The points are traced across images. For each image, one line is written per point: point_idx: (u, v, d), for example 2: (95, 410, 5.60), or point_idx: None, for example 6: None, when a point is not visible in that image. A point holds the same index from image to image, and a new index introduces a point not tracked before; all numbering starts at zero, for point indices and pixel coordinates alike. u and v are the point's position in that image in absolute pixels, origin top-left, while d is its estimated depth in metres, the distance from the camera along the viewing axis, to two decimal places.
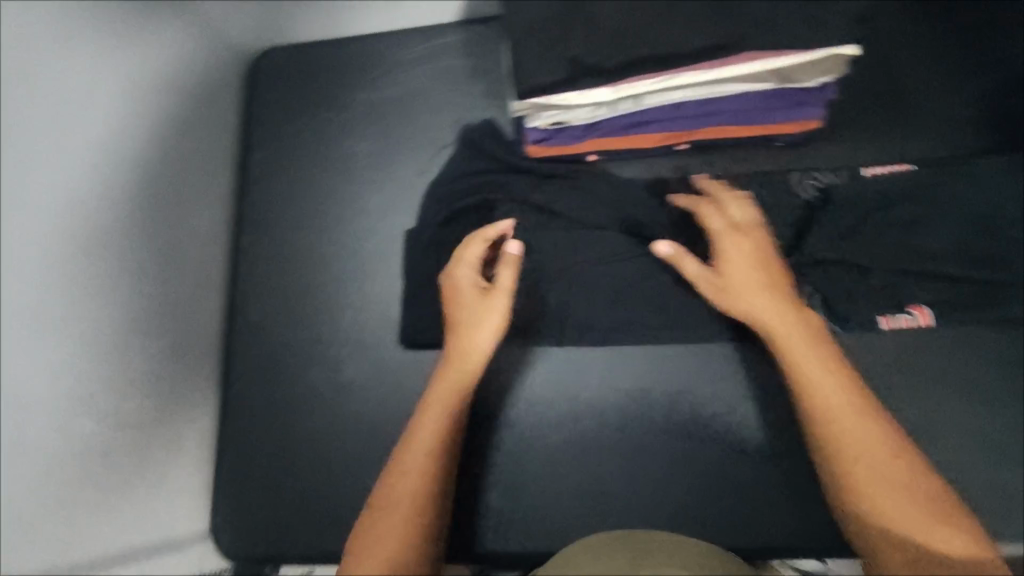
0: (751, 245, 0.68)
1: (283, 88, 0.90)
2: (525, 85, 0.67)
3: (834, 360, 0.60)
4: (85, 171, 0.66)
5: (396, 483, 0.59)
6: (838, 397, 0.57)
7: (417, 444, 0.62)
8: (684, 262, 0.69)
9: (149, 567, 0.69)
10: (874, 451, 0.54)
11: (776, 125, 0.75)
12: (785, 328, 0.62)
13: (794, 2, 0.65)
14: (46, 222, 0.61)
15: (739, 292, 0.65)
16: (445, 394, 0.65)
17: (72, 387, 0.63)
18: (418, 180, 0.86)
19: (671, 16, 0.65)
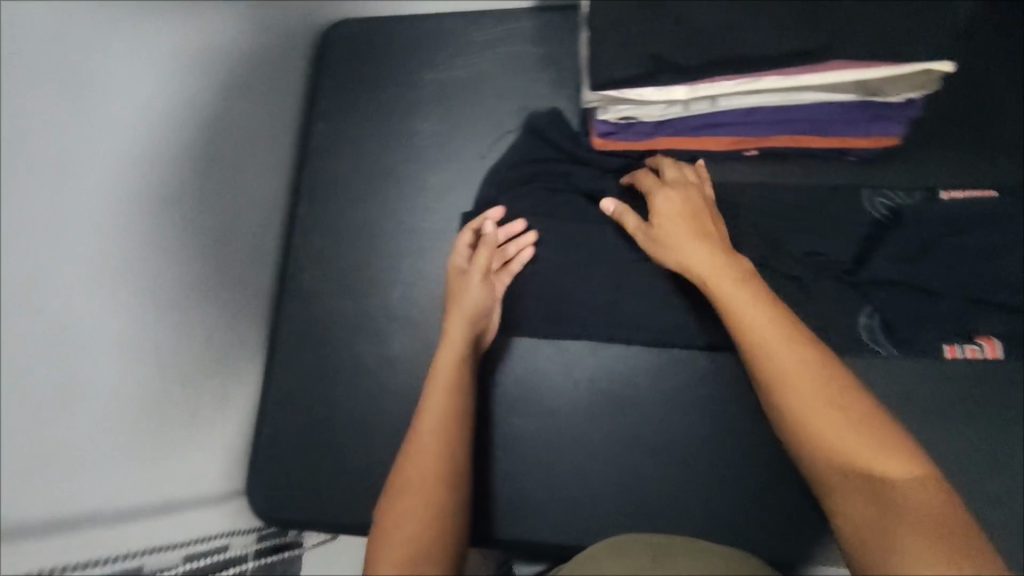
0: (680, 196, 0.67)
1: (352, 61, 0.91)
2: (600, 76, 0.66)
3: (764, 294, 0.57)
4: (155, 122, 0.66)
5: (409, 460, 0.58)
6: (764, 323, 0.54)
7: (427, 420, 0.61)
8: (626, 219, 0.70)
9: (191, 522, 0.69)
10: (809, 380, 0.51)
11: (852, 137, 0.74)
12: (715, 270, 0.59)
13: (887, 12, 0.63)
14: (120, 168, 0.61)
15: (675, 237, 0.63)
16: (448, 372, 0.64)
17: (138, 333, 0.63)
18: (478, 164, 0.86)
19: (760, 18, 0.64)
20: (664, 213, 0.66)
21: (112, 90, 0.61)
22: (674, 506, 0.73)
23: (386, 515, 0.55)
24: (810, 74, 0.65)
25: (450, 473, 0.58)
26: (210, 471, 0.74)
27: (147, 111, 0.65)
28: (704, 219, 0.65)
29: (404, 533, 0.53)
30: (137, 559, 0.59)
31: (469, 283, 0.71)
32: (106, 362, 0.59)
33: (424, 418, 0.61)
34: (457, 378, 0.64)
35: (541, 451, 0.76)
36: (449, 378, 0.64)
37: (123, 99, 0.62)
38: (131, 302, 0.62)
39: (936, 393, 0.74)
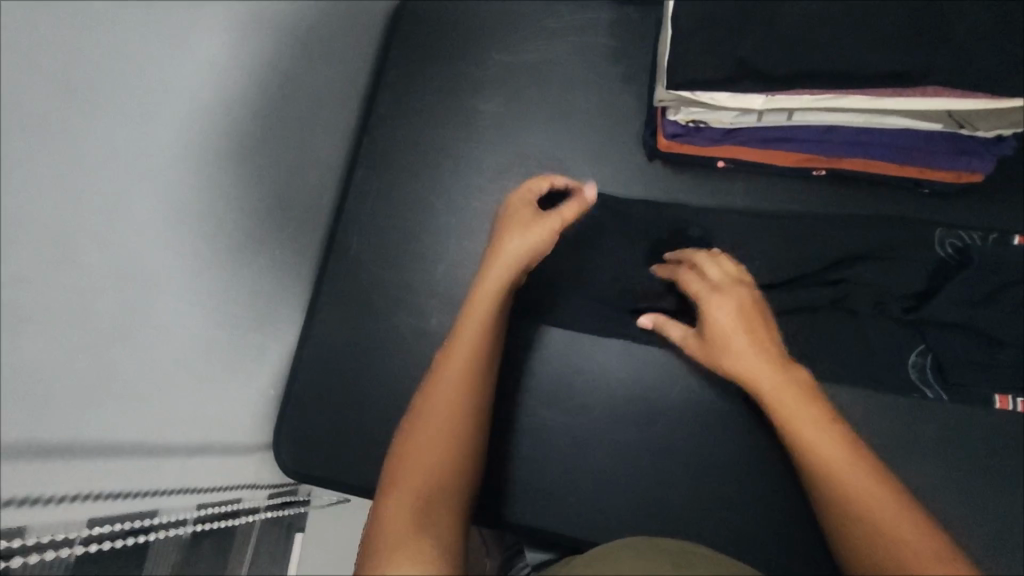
0: (736, 304, 0.60)
1: (428, 34, 0.91)
2: (682, 75, 0.64)
3: (824, 415, 0.53)
4: (265, 72, 0.65)
5: (418, 428, 0.54)
6: (842, 457, 0.51)
7: (443, 385, 0.57)
8: (667, 327, 0.67)
9: (225, 474, 0.69)
10: (878, 503, 0.49)
11: (930, 168, 0.71)
12: (779, 393, 0.55)
13: (994, 42, 0.60)
14: (227, 109, 0.60)
15: (731, 348, 0.58)
16: (469, 341, 0.60)
17: (210, 279, 0.62)
18: (540, 150, 0.85)
19: (857, 33, 0.61)
20: (721, 331, 0.59)
21: (239, 36, 0.60)
22: (695, 519, 0.72)
23: (389, 480, 0.51)
24: (899, 97, 0.62)
25: (464, 442, 0.55)
26: (245, 423, 0.73)
27: (263, 56, 0.64)
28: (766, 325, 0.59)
29: (405, 494, 0.49)
30: (159, 496, 0.58)
31: (547, 227, 0.68)
32: (180, 301, 0.57)
33: (439, 384, 0.57)
34: (480, 347, 0.60)
35: (565, 444, 0.74)
36: (468, 351, 0.59)
37: (246, 45, 0.61)
38: (208, 240, 0.60)
39: (987, 443, 0.71)
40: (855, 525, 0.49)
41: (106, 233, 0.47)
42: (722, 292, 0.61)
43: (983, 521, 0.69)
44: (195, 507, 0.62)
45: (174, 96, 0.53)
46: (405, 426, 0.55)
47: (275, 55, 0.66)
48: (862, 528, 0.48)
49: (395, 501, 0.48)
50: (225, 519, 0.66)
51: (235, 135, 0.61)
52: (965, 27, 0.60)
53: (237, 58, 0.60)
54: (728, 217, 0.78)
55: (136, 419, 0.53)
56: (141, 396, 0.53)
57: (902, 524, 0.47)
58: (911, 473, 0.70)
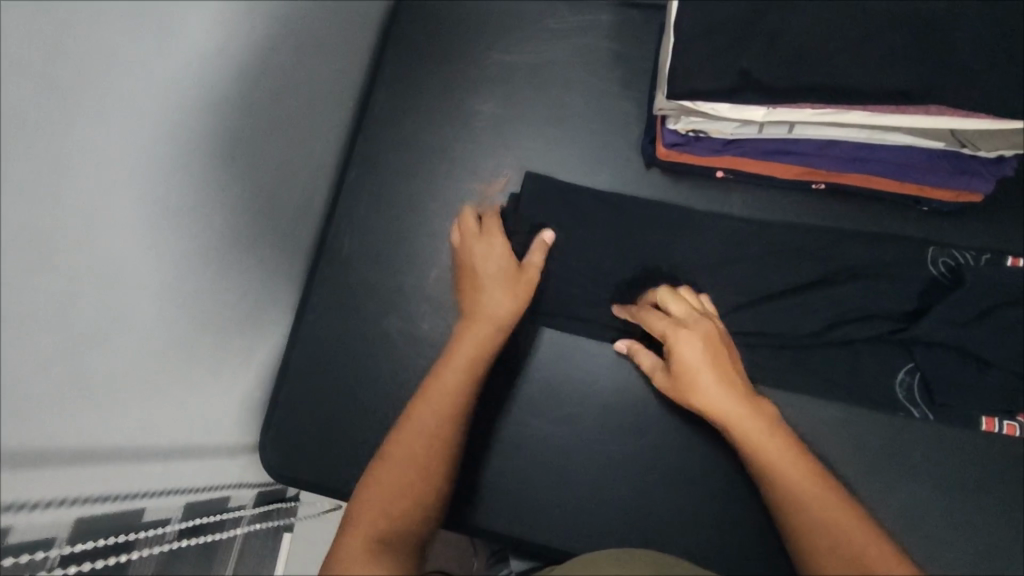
0: (701, 337, 0.61)
1: (424, 32, 0.89)
2: (682, 86, 0.63)
3: (792, 449, 0.56)
4: (253, 69, 0.63)
5: (387, 463, 0.54)
6: (802, 480, 0.54)
7: (412, 423, 0.57)
8: (639, 355, 0.68)
9: (208, 477, 0.68)
10: (842, 531, 0.50)
11: (931, 186, 0.70)
12: (743, 423, 0.57)
13: (999, 60, 0.59)
14: (213, 107, 0.58)
15: (697, 381, 0.60)
16: (452, 384, 0.60)
17: (192, 285, 0.60)
18: (536, 154, 0.84)
19: (862, 48, 0.60)
20: (690, 369, 0.60)
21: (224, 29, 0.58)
22: (684, 532, 0.71)
23: (353, 512, 0.50)
24: (903, 114, 0.61)
25: (431, 482, 0.54)
26: (229, 425, 0.72)
27: (250, 52, 0.62)
28: (729, 357, 0.62)
29: (366, 524, 0.49)
30: (142, 500, 0.56)
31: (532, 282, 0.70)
32: (157, 305, 0.55)
33: (412, 420, 0.57)
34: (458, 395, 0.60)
35: (556, 453, 0.73)
36: (448, 399, 0.59)
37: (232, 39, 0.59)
38: (189, 236, 0.58)
39: (978, 464, 0.70)
40: (817, 543, 0.50)
41: (85, 235, 0.45)
42: (686, 325, 0.62)
43: (970, 542, 0.69)
44: (181, 513, 0.61)
45: (154, 94, 0.51)
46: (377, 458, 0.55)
47: (264, 52, 0.64)
48: (822, 552, 0.49)
49: (354, 530, 0.48)
50: (213, 531, 0.64)
51: (220, 134, 0.60)
52: (971, 44, 0.59)
53: (225, 54, 0.58)
54: (725, 227, 0.77)
55: (114, 428, 0.51)
56: (120, 405, 0.52)
57: (866, 548, 0.49)
58: (900, 491, 0.70)
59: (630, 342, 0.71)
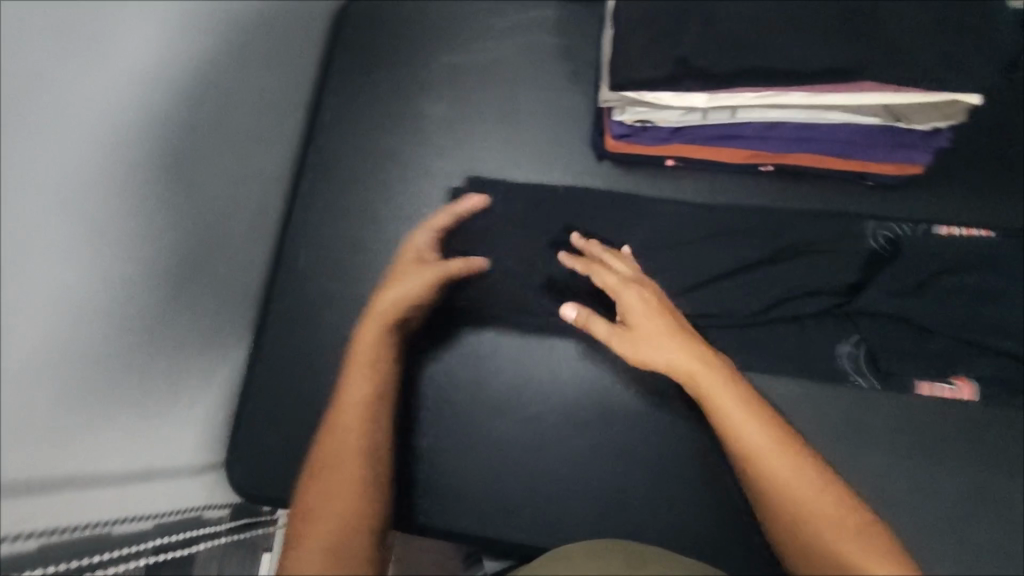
0: (648, 292, 0.62)
1: (369, 38, 0.89)
2: (622, 77, 0.63)
3: (752, 400, 0.55)
4: (181, 84, 0.62)
5: (323, 480, 0.52)
6: (764, 440, 0.52)
7: (338, 433, 0.55)
8: (591, 323, 0.63)
9: (172, 498, 0.67)
10: (801, 487, 0.50)
11: (873, 162, 0.72)
12: (704, 378, 0.56)
13: (924, 35, 0.60)
14: (150, 124, 0.58)
15: (649, 339, 0.59)
16: (366, 383, 0.57)
17: (144, 305, 0.59)
18: (487, 153, 0.84)
19: (792, 30, 0.61)
20: (643, 324, 0.59)
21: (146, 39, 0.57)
22: (657, 521, 0.71)
23: (298, 534, 0.50)
24: (837, 93, 0.63)
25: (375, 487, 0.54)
26: (192, 445, 0.71)
27: (178, 64, 0.61)
28: (675, 312, 0.61)
29: (315, 543, 0.49)
30: (105, 526, 0.55)
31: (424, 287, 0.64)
32: (111, 327, 0.55)
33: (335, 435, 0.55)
34: (373, 398, 0.57)
35: (526, 450, 0.73)
36: (364, 402, 0.56)
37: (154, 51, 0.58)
38: (135, 255, 0.57)
39: (934, 431, 0.72)
40: (780, 503, 0.51)
41: (18, 261, 0.44)
42: (635, 283, 0.63)
43: (932, 507, 0.70)
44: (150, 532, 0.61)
45: (86, 114, 0.50)
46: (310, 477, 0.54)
47: (196, 64, 0.64)
48: (787, 508, 0.50)
49: (307, 550, 0.48)
50: (191, 545, 0.64)
51: (159, 151, 0.59)
52: (896, 20, 0.61)
53: (150, 67, 0.58)
54: (677, 214, 0.77)
55: (67, 454, 0.50)
56: (69, 437, 0.51)
57: (821, 501, 0.50)
58: (863, 464, 0.71)
59: (580, 306, 0.64)
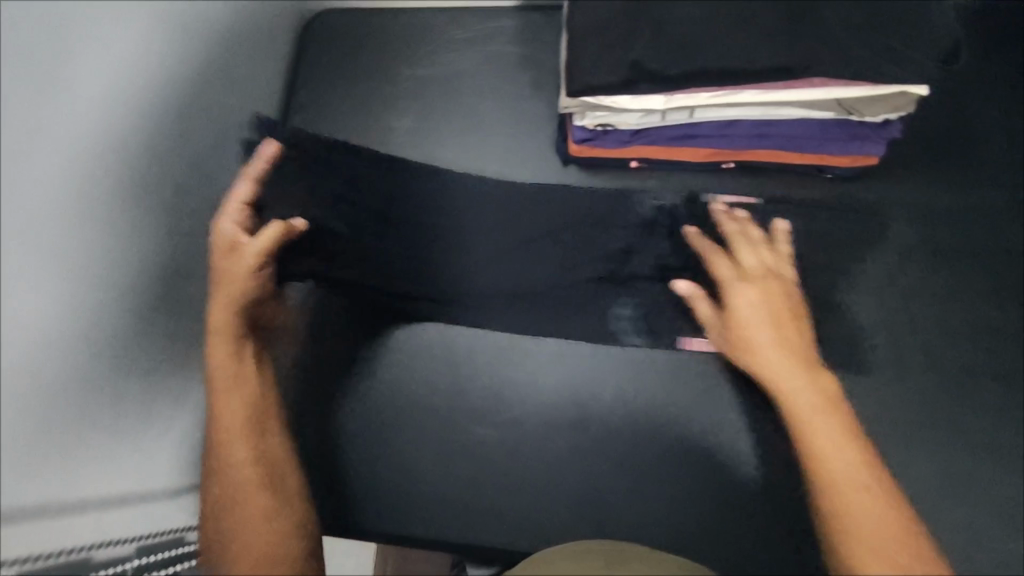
0: (765, 296, 0.65)
1: (333, 55, 0.90)
2: (578, 83, 0.64)
3: (846, 424, 0.58)
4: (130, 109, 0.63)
5: (229, 513, 0.57)
6: (850, 468, 0.55)
7: (229, 469, 0.58)
8: (698, 304, 0.68)
9: (165, 520, 0.67)
10: (878, 520, 0.53)
11: (831, 155, 0.73)
12: (803, 394, 0.59)
13: (868, 30, 0.62)
14: (90, 149, 0.58)
15: (754, 342, 0.63)
16: (239, 422, 0.60)
17: (108, 331, 0.60)
18: (456, 163, 0.84)
19: (741, 31, 0.63)
20: (749, 326, 0.64)
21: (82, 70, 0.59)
22: (640, 521, 0.71)
23: None
24: (789, 89, 0.64)
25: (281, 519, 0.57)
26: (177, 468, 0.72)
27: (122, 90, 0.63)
28: (793, 317, 0.65)
29: None
30: (84, 551, 0.56)
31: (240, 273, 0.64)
32: (67, 351, 0.56)
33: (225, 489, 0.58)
34: (251, 433, 0.61)
35: (506, 457, 0.73)
36: (242, 449, 0.59)
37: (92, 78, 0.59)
38: (87, 280, 0.58)
39: (916, 417, 0.71)
40: (865, 541, 0.52)
41: None
42: (755, 284, 0.66)
43: (922, 493, 0.68)
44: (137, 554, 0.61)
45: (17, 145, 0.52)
46: (214, 542, 0.56)
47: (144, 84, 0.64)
48: (868, 537, 0.52)
49: None
50: (171, 566, 0.63)
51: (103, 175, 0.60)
52: (840, 16, 0.62)
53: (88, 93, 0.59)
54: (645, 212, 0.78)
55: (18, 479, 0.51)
56: (18, 462, 0.51)
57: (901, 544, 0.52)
58: None
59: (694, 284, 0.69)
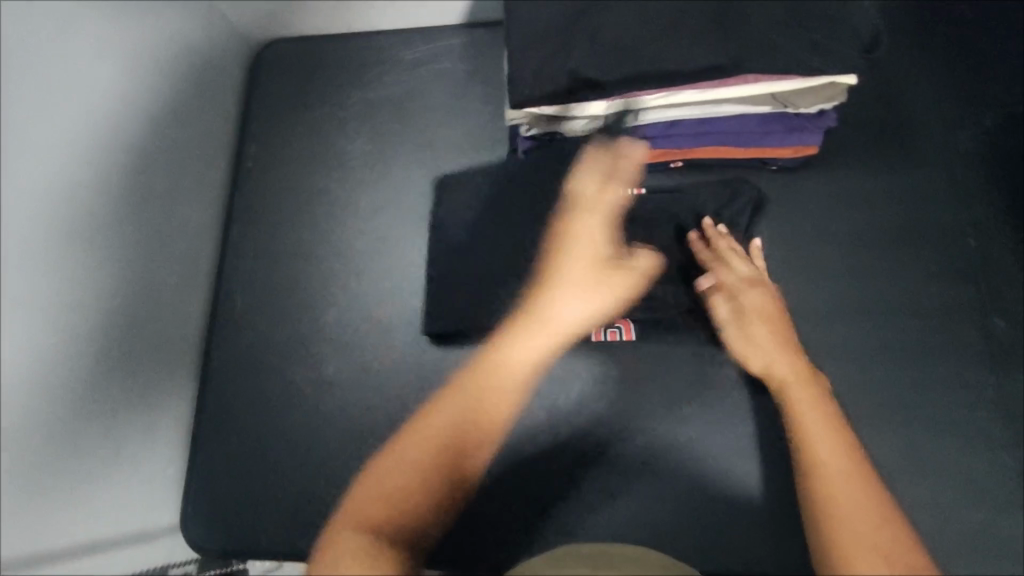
0: (766, 301, 0.71)
1: (285, 82, 0.91)
2: (519, 95, 0.66)
3: (839, 427, 0.63)
4: (84, 148, 0.63)
5: (400, 499, 0.53)
6: (837, 459, 0.59)
7: (405, 448, 0.55)
8: (717, 302, 0.72)
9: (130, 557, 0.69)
10: (860, 508, 0.55)
11: (773, 148, 0.75)
12: (799, 394, 0.65)
13: (793, 27, 0.64)
14: (48, 189, 0.58)
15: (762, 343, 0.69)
16: (455, 409, 0.58)
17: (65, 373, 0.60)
18: (412, 181, 0.86)
19: (672, 35, 0.65)
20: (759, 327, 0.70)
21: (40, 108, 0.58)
22: (612, 520, 0.72)
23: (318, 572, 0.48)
24: (725, 87, 0.65)
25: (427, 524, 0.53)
26: (146, 505, 0.73)
27: (82, 130, 0.63)
28: (784, 321, 0.71)
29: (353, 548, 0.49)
30: None
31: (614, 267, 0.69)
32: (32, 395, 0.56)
33: (383, 462, 0.55)
34: (469, 439, 0.57)
35: (538, 470, 0.74)
36: (451, 454, 0.55)
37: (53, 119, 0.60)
38: (54, 321, 0.59)
39: (874, 395, 0.72)
40: (848, 525, 0.54)
41: None
42: (758, 289, 0.72)
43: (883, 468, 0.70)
44: None
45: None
46: (342, 514, 0.52)
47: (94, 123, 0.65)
48: (848, 523, 0.55)
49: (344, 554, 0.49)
50: None
51: (61, 212, 0.60)
52: (766, 15, 0.64)
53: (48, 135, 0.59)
54: None
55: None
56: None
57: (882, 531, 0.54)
58: None
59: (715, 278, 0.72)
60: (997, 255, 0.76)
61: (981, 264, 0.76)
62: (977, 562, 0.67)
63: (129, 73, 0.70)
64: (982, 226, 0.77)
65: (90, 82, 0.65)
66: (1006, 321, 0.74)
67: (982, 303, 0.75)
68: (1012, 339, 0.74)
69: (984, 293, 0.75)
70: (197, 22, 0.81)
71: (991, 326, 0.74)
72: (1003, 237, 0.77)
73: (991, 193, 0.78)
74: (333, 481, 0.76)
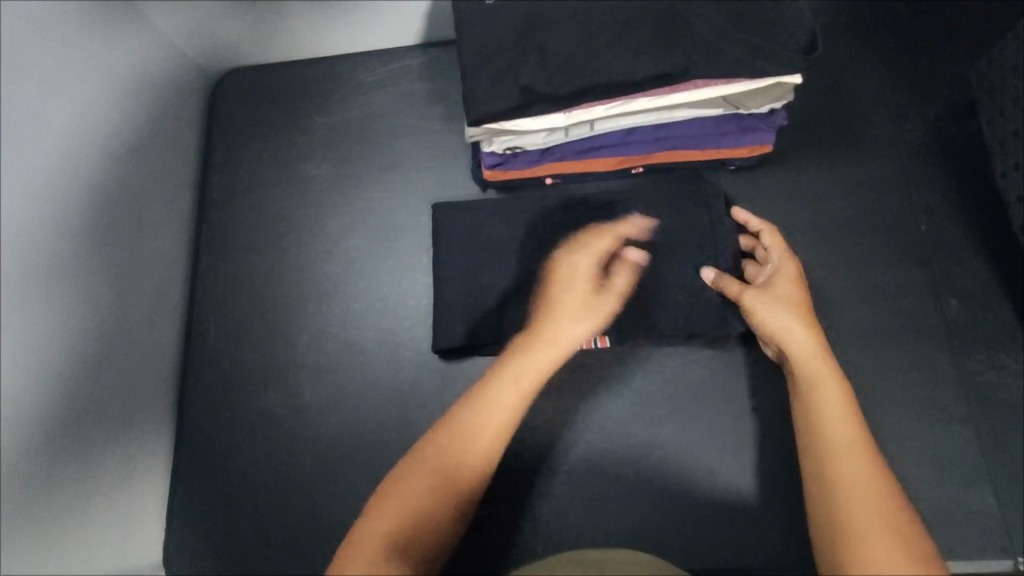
0: (791, 270, 0.70)
1: (246, 112, 0.91)
2: (475, 113, 0.67)
3: (851, 404, 0.60)
4: (53, 183, 0.63)
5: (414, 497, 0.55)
6: (842, 439, 0.57)
7: (434, 449, 0.58)
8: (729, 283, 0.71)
9: None
10: (862, 491, 0.53)
11: (728, 149, 0.76)
12: (812, 366, 0.63)
13: (736, 31, 0.66)
14: (19, 227, 0.58)
15: (780, 300, 0.67)
16: (488, 421, 0.60)
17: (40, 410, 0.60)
18: (379, 203, 0.86)
19: (621, 44, 0.66)
20: (778, 288, 0.69)
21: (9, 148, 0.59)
22: (594, 525, 0.73)
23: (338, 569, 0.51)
24: (677, 92, 0.67)
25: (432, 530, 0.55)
26: (129, 546, 0.72)
27: (51, 168, 0.63)
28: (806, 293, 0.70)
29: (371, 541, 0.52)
30: None
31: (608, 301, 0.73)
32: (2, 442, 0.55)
33: (410, 464, 0.57)
34: (489, 448, 0.59)
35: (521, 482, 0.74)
36: (478, 463, 0.58)
37: (22, 155, 0.60)
38: (23, 371, 0.58)
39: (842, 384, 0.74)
40: (851, 511, 0.53)
41: None
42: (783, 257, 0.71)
43: None
44: None
45: None
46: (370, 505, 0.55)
47: (59, 160, 0.64)
48: (850, 507, 0.53)
49: (358, 549, 0.51)
50: None
51: (34, 249, 0.60)
52: (710, 21, 0.66)
53: (17, 172, 0.59)
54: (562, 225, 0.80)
55: None
56: None
57: (885, 513, 0.52)
58: (778, 428, 0.74)
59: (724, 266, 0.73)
60: (949, 239, 0.79)
61: (934, 248, 0.78)
62: (951, 537, 0.69)
63: (85, 113, 0.69)
64: (935, 212, 0.79)
65: (55, 118, 0.65)
66: (962, 301, 0.76)
67: (939, 285, 0.77)
68: (970, 318, 0.76)
69: (940, 276, 0.77)
70: (151, 57, 0.81)
71: (948, 309, 0.76)
72: (955, 220, 0.79)
73: (940, 179, 0.81)
74: (318, 509, 0.76)
